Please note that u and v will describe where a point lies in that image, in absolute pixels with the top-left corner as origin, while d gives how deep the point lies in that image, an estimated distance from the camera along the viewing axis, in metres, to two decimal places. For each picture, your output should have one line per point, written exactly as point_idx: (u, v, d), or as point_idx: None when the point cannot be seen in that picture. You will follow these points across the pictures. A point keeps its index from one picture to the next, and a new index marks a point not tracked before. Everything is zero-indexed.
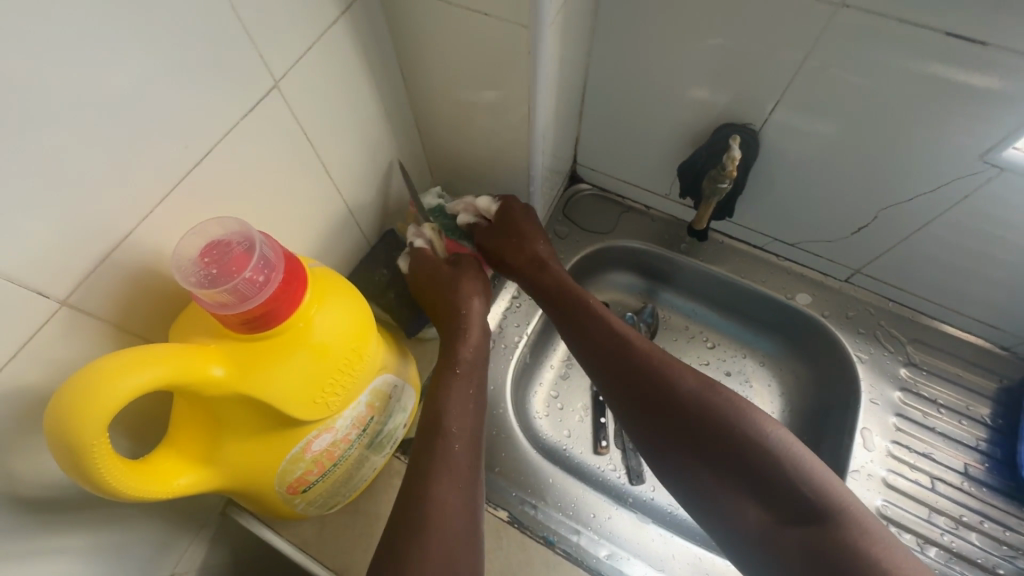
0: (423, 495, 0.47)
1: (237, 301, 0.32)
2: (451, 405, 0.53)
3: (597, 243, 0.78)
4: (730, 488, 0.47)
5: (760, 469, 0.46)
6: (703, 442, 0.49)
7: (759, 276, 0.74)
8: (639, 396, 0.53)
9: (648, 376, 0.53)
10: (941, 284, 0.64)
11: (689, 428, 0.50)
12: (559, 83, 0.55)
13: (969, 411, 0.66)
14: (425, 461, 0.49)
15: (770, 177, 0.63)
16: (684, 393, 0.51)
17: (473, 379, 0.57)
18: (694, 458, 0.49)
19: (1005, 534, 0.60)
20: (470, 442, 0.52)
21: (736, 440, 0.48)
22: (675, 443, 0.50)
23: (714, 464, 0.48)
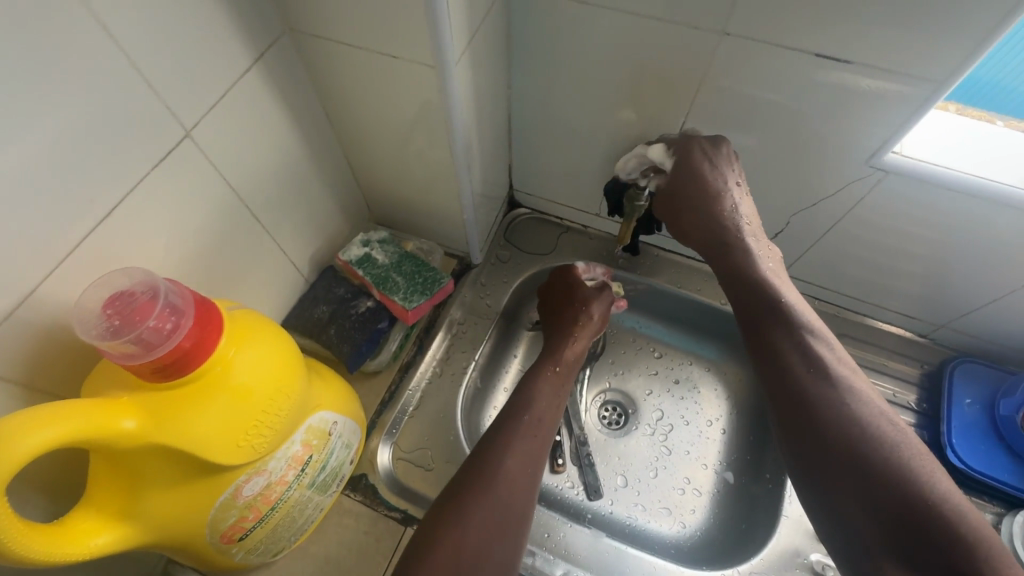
0: (462, 511, 0.49)
1: (144, 350, 0.33)
2: (513, 450, 0.55)
3: (539, 263, 0.80)
4: (837, 469, 0.42)
5: (886, 468, 0.40)
6: (835, 423, 0.43)
7: (694, 285, 0.78)
8: (782, 373, 0.48)
9: (801, 354, 0.48)
10: (858, 280, 0.69)
11: (827, 411, 0.44)
12: (478, 116, 0.57)
13: (897, 398, 0.69)
14: (473, 488, 0.51)
15: None
16: (833, 380, 0.46)
17: (539, 431, 0.58)
18: (821, 438, 0.44)
19: None
20: (520, 481, 0.53)
21: (875, 433, 0.42)
22: (800, 422, 0.45)
23: (839, 450, 0.42)
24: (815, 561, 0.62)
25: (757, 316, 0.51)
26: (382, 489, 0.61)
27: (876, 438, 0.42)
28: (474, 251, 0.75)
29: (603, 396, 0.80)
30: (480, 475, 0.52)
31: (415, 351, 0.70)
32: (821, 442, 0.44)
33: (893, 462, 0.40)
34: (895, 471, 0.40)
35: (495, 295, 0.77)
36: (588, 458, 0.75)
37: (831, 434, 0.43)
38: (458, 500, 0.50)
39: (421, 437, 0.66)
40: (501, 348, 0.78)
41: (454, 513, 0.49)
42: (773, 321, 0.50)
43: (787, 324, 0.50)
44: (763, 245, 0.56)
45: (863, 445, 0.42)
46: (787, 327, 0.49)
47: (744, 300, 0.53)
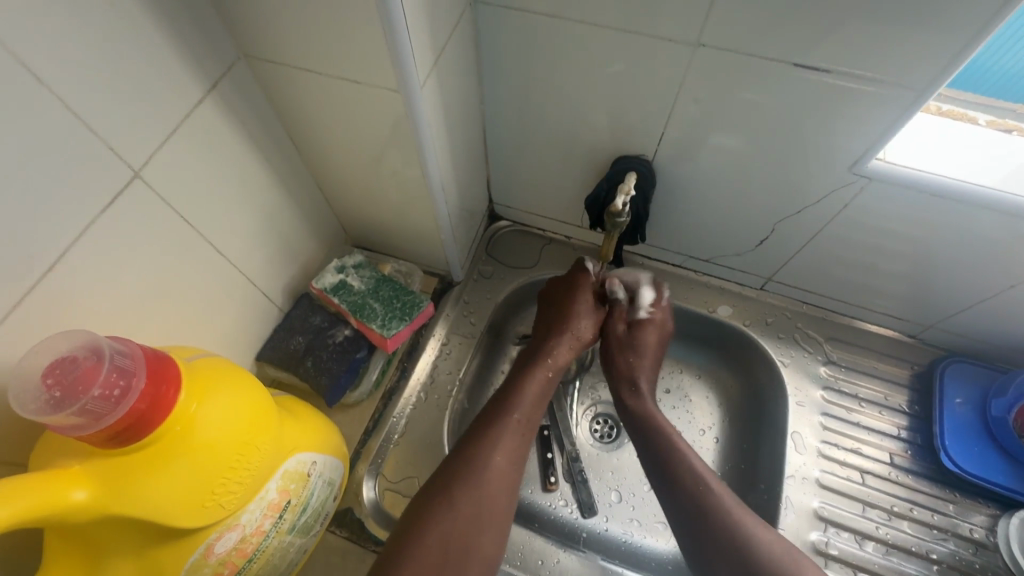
0: (450, 506, 0.50)
1: (92, 421, 0.30)
2: (501, 446, 0.54)
3: (522, 277, 0.78)
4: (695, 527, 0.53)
5: (763, 575, 0.48)
6: (720, 557, 0.51)
7: (681, 295, 0.75)
8: (674, 508, 0.55)
9: (686, 491, 0.55)
10: (844, 283, 0.68)
11: (717, 535, 0.51)
12: (449, 135, 0.55)
13: (888, 401, 0.69)
14: (462, 482, 0.51)
15: (672, 200, 0.66)
16: (716, 503, 0.53)
17: (524, 423, 0.57)
18: (711, 548, 0.51)
19: (934, 518, 0.62)
20: (506, 475, 0.53)
21: (749, 544, 0.50)
22: (691, 532, 0.53)
23: (730, 565, 0.50)
24: None
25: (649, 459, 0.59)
26: (369, 523, 0.59)
27: (753, 549, 0.50)
28: (456, 269, 0.73)
29: (594, 409, 0.79)
30: (466, 469, 0.52)
31: (398, 376, 0.68)
32: (714, 553, 0.51)
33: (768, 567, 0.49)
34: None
35: (479, 312, 0.75)
36: (581, 474, 0.73)
37: (717, 546, 0.51)
38: (447, 496, 0.50)
39: (408, 465, 0.64)
40: (487, 366, 0.76)
41: (441, 506, 0.50)
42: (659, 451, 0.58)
43: (673, 449, 0.58)
44: (647, 364, 0.66)
45: (746, 565, 0.49)
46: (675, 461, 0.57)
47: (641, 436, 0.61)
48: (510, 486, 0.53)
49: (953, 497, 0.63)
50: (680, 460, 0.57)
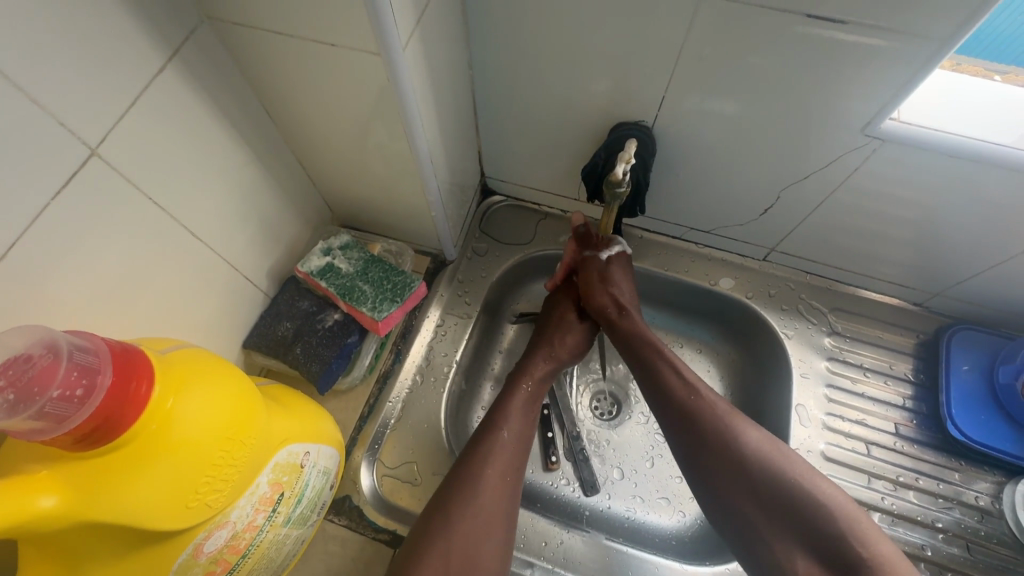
0: (445, 526, 0.50)
1: (53, 424, 0.28)
2: (491, 461, 0.54)
3: (517, 255, 0.75)
4: (721, 473, 0.52)
5: (762, 485, 0.50)
6: (721, 474, 0.52)
7: (681, 267, 0.73)
8: (674, 426, 0.55)
9: (681, 412, 0.55)
10: (850, 252, 0.66)
11: (716, 450, 0.52)
12: (436, 104, 0.52)
13: (893, 370, 0.68)
14: (457, 500, 0.51)
15: (673, 170, 0.63)
16: (712, 418, 0.53)
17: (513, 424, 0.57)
18: (713, 466, 0.52)
19: (940, 487, 0.62)
20: (502, 484, 0.53)
21: (748, 458, 0.51)
22: (692, 451, 0.54)
23: (732, 480, 0.51)
24: None
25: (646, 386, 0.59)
26: (368, 510, 0.58)
27: (750, 461, 0.51)
28: (448, 247, 0.70)
29: (593, 386, 0.77)
30: (461, 488, 0.52)
31: (393, 360, 0.66)
32: (715, 469, 0.52)
33: (769, 478, 0.50)
34: (778, 490, 0.49)
35: (474, 291, 0.72)
36: (582, 453, 0.72)
37: (718, 463, 0.52)
38: (443, 518, 0.50)
39: (406, 450, 0.63)
40: (484, 346, 0.74)
41: (439, 527, 0.50)
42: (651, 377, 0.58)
43: (663, 371, 0.58)
44: (630, 299, 0.65)
45: (747, 477, 0.51)
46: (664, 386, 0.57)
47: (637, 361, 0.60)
48: (506, 495, 0.53)
49: (957, 465, 0.63)
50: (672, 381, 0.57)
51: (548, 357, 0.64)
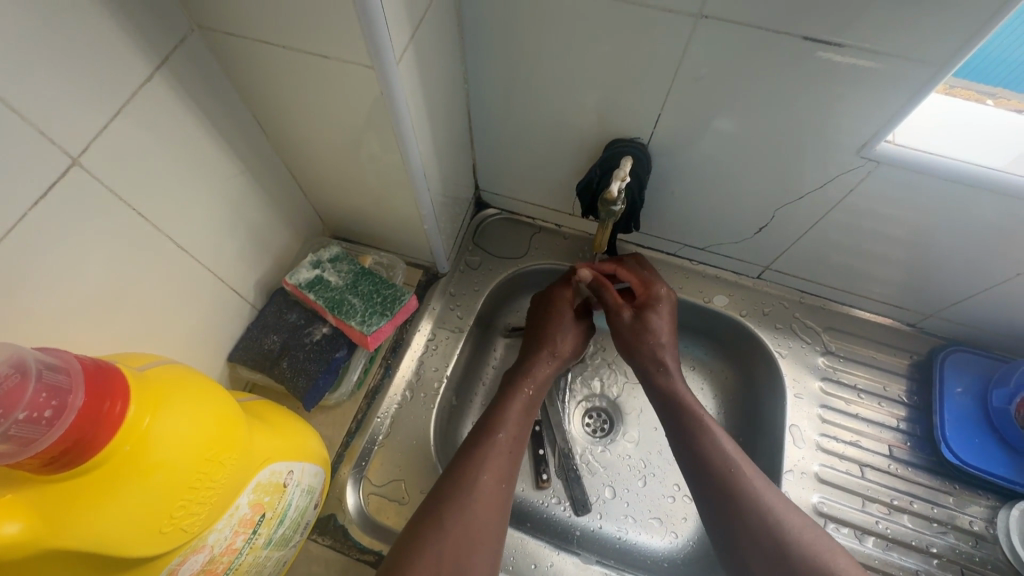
0: (434, 541, 0.48)
1: (19, 448, 0.27)
2: (486, 467, 0.53)
3: (510, 268, 0.74)
4: (762, 559, 0.48)
5: (798, 564, 0.46)
6: (751, 544, 0.49)
7: (675, 283, 0.73)
8: (705, 486, 0.53)
9: (719, 480, 0.52)
10: (845, 272, 0.65)
11: (753, 532, 0.49)
12: (430, 117, 0.51)
13: (887, 391, 0.67)
14: (446, 512, 0.50)
15: (668, 187, 0.62)
16: (747, 490, 0.51)
17: (506, 443, 0.55)
18: (746, 546, 0.49)
19: (934, 511, 0.61)
20: (496, 495, 0.52)
21: (781, 532, 0.48)
22: (723, 522, 0.51)
23: (768, 565, 0.48)
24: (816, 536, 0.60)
25: (680, 442, 0.56)
26: (354, 530, 0.57)
27: (786, 540, 0.48)
28: (441, 260, 0.69)
29: (585, 403, 0.77)
30: (453, 491, 0.51)
31: (382, 374, 0.65)
32: (746, 545, 0.49)
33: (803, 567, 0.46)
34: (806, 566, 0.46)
35: (466, 305, 0.72)
36: (574, 471, 0.71)
37: (752, 539, 0.49)
38: (433, 520, 0.49)
39: (393, 467, 0.61)
40: (476, 360, 0.73)
41: (429, 537, 0.48)
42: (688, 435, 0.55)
43: (702, 436, 0.55)
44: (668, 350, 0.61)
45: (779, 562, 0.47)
46: (702, 441, 0.54)
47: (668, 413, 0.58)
48: (493, 516, 0.51)
49: (952, 488, 0.62)
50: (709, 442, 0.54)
51: (552, 356, 0.64)
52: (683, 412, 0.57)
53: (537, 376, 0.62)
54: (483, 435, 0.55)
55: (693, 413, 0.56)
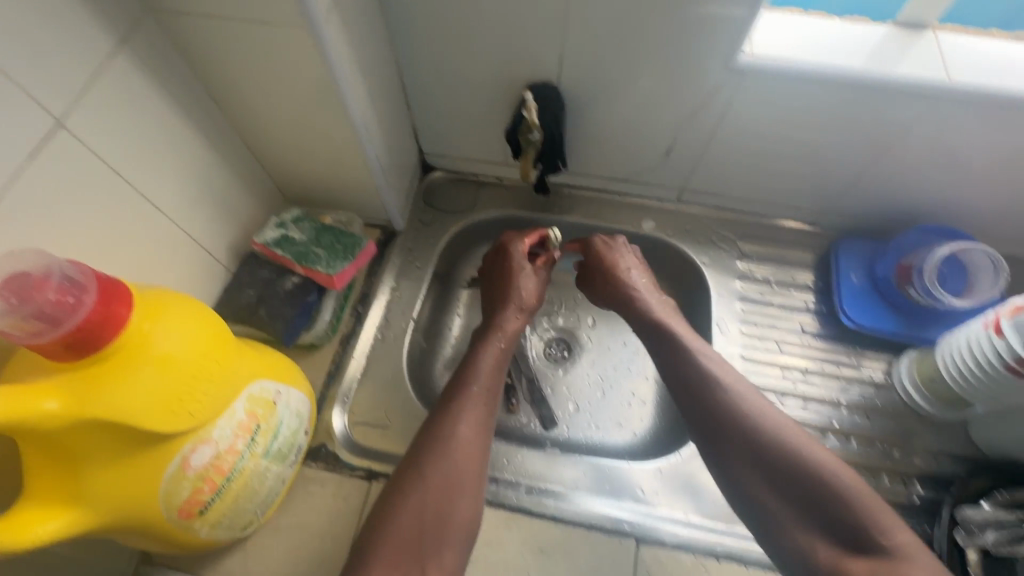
0: (418, 492, 0.53)
1: (49, 326, 0.34)
2: (463, 418, 0.58)
3: (460, 221, 0.82)
4: (770, 487, 0.50)
5: (797, 479, 0.49)
6: (756, 478, 0.51)
7: (608, 216, 0.82)
8: (714, 425, 0.55)
9: (718, 415, 0.55)
10: (747, 183, 0.75)
11: (760, 464, 0.51)
12: (364, 78, 0.59)
13: (796, 281, 0.77)
14: (426, 464, 0.54)
15: (584, 125, 0.71)
16: (749, 422, 0.53)
17: (470, 398, 0.59)
18: (744, 469, 0.52)
19: (842, 371, 0.71)
20: (472, 445, 0.57)
21: (786, 456, 0.50)
22: (726, 456, 0.53)
23: (778, 488, 0.50)
24: None
25: (696, 380, 0.58)
26: (342, 453, 0.63)
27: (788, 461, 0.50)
28: (395, 217, 0.77)
29: (544, 335, 0.85)
30: (432, 445, 0.56)
31: (353, 322, 0.72)
32: (746, 470, 0.52)
33: (805, 470, 0.50)
34: (795, 476, 0.50)
35: (423, 257, 0.79)
36: (539, 392, 0.79)
37: (760, 469, 0.51)
38: (417, 470, 0.54)
39: (373, 400, 0.68)
40: (440, 308, 0.81)
41: (414, 488, 0.53)
42: (712, 386, 0.57)
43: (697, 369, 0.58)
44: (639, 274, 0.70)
45: (787, 471, 0.50)
46: (693, 369, 0.58)
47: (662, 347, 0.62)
48: (470, 461, 0.55)
49: (855, 351, 0.72)
50: (715, 373, 0.58)
51: (519, 312, 0.69)
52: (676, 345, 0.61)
53: (506, 330, 0.67)
54: (457, 392, 0.60)
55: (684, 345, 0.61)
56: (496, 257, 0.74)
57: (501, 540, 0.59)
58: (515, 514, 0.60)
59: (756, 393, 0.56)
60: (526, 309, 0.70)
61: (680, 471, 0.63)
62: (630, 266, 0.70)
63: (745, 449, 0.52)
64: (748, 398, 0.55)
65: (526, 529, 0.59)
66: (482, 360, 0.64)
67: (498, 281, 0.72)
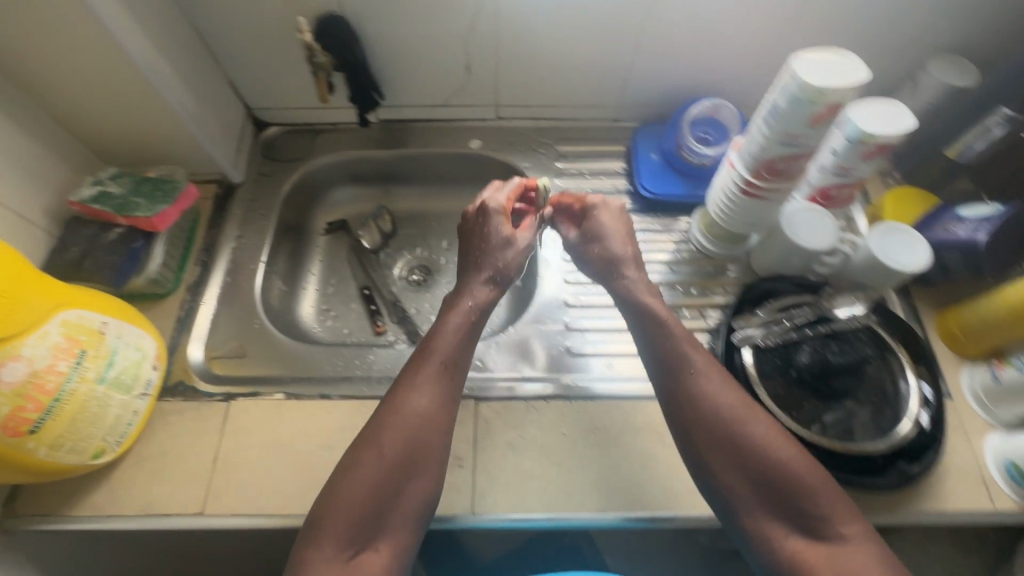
0: (374, 468, 0.53)
1: None
2: (416, 395, 0.57)
3: (299, 168, 0.87)
4: (734, 469, 0.54)
5: (766, 474, 0.53)
6: (721, 460, 0.54)
7: (438, 142, 0.89)
8: (678, 410, 0.58)
9: (682, 394, 0.58)
10: (547, 89, 0.84)
11: (727, 450, 0.54)
12: (141, 22, 0.63)
13: (606, 170, 0.87)
14: (385, 441, 0.54)
15: (383, 52, 0.77)
16: (721, 411, 0.56)
17: (435, 369, 0.58)
18: (709, 446, 0.55)
19: (649, 235, 0.81)
20: (432, 425, 0.56)
21: (762, 461, 0.53)
22: (691, 437, 0.56)
23: (744, 476, 0.53)
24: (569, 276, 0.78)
25: (669, 361, 0.59)
26: (201, 384, 0.67)
27: (770, 469, 0.53)
28: (228, 169, 0.80)
29: (405, 265, 0.92)
30: (385, 421, 0.55)
31: (200, 270, 0.75)
32: (712, 453, 0.55)
33: (778, 471, 0.53)
34: (761, 467, 0.53)
35: (266, 204, 0.83)
36: (402, 312, 0.86)
37: (732, 464, 0.54)
38: (376, 451, 0.54)
39: (229, 335, 0.72)
40: (300, 257, 0.89)
41: (374, 473, 0.53)
42: (676, 368, 0.59)
43: (666, 343, 0.60)
44: (624, 245, 0.67)
45: (763, 468, 0.53)
46: (669, 346, 0.60)
47: (649, 327, 0.62)
48: (434, 445, 0.56)
49: (659, 217, 0.83)
50: (685, 352, 0.59)
51: (495, 279, 0.65)
52: (663, 327, 0.61)
53: (478, 297, 0.64)
54: (404, 378, 0.58)
55: (669, 329, 0.61)
56: (477, 215, 0.68)
57: (353, 424, 0.64)
58: (365, 401, 0.66)
59: (725, 382, 0.58)
60: (503, 274, 0.66)
61: (513, 341, 0.72)
62: (612, 232, 0.68)
63: (716, 430, 0.55)
64: (702, 376, 0.58)
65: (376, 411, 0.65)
66: (442, 333, 0.61)
67: (478, 245, 0.67)
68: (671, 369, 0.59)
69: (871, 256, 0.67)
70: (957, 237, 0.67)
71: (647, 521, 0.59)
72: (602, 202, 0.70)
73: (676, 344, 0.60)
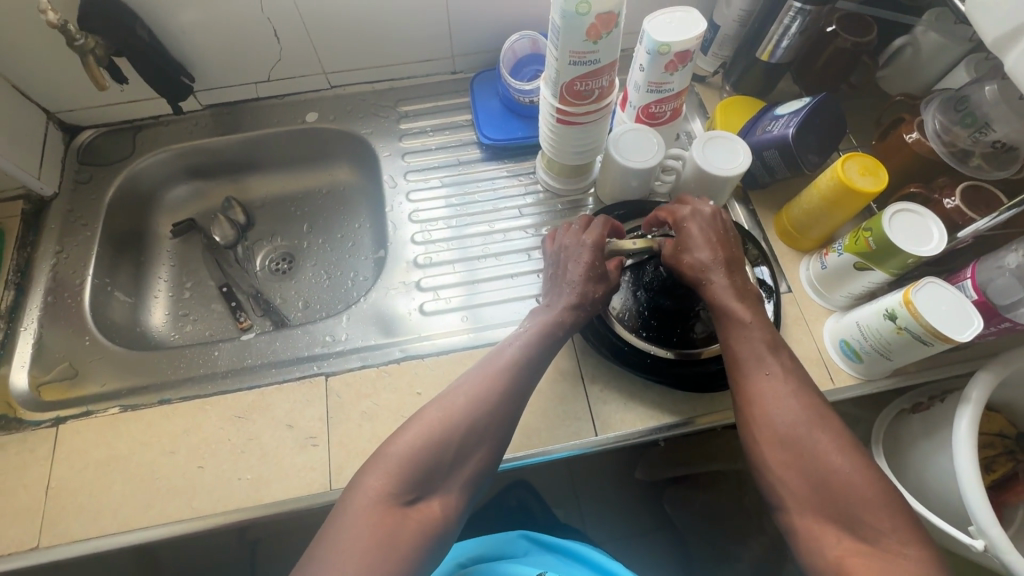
0: (445, 419, 0.53)
1: None
2: (486, 368, 0.57)
3: (120, 170, 0.81)
4: (791, 466, 0.50)
5: (823, 484, 0.49)
6: (780, 457, 0.51)
7: (273, 120, 0.84)
8: (743, 409, 0.54)
9: (749, 403, 0.54)
10: (371, 48, 0.81)
11: (789, 456, 0.50)
12: None
13: (449, 123, 0.84)
14: (462, 402, 0.54)
15: (174, 30, 0.72)
16: (781, 416, 0.52)
17: (524, 336, 0.59)
18: (771, 449, 0.51)
19: (498, 182, 0.80)
20: (498, 394, 0.55)
21: (817, 463, 0.49)
22: (751, 433, 0.53)
23: (800, 476, 0.49)
24: (418, 237, 0.76)
25: (733, 358, 0.56)
26: (26, 413, 0.63)
27: (824, 473, 0.49)
28: (32, 182, 0.74)
29: (267, 254, 0.87)
30: (470, 394, 0.54)
31: (15, 293, 0.70)
32: (772, 452, 0.51)
33: (832, 472, 0.49)
34: (822, 480, 0.49)
35: (86, 213, 0.77)
36: (265, 302, 0.81)
37: (787, 460, 0.50)
38: (453, 415, 0.53)
39: (57, 357, 0.67)
40: (145, 265, 0.83)
41: (446, 454, 0.51)
42: (749, 359, 0.55)
43: (728, 339, 0.57)
44: (709, 252, 0.60)
45: (818, 470, 0.49)
46: (739, 344, 0.56)
47: (722, 330, 0.58)
48: (507, 418, 0.55)
49: (506, 163, 0.81)
50: (750, 353, 0.55)
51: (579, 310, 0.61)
52: (730, 336, 0.57)
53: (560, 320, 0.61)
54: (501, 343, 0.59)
55: (738, 333, 0.57)
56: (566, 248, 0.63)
57: (197, 424, 0.61)
58: (208, 399, 0.63)
59: (795, 394, 0.53)
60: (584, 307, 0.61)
61: (368, 311, 0.70)
62: (698, 245, 0.60)
63: (772, 427, 0.52)
64: (778, 381, 0.53)
65: (221, 406, 0.62)
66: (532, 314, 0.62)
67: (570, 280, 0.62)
68: (736, 369, 0.56)
69: (696, 168, 0.67)
70: (773, 135, 0.68)
71: (519, 459, 0.61)
72: (691, 213, 0.62)
73: (736, 340, 0.57)
